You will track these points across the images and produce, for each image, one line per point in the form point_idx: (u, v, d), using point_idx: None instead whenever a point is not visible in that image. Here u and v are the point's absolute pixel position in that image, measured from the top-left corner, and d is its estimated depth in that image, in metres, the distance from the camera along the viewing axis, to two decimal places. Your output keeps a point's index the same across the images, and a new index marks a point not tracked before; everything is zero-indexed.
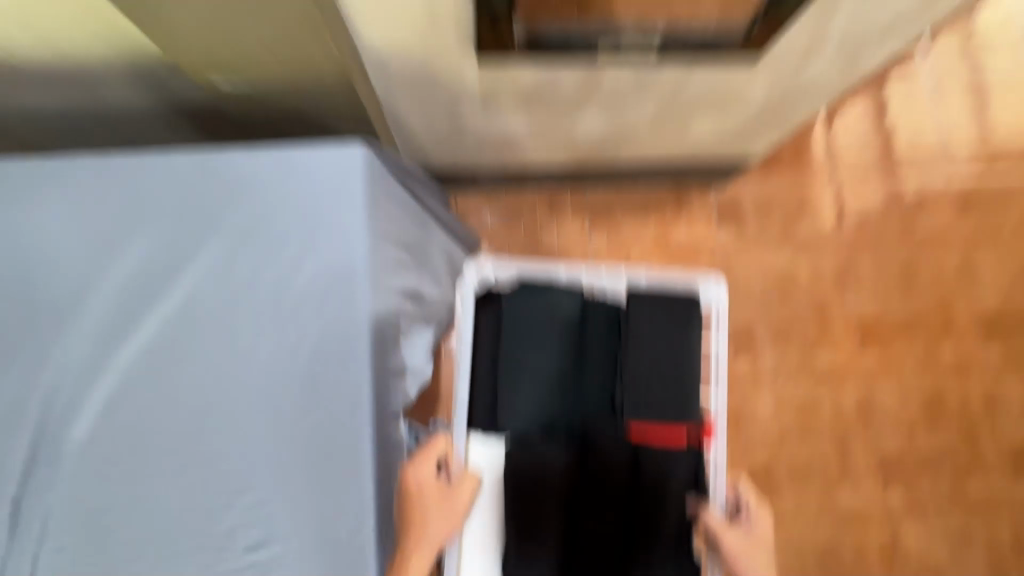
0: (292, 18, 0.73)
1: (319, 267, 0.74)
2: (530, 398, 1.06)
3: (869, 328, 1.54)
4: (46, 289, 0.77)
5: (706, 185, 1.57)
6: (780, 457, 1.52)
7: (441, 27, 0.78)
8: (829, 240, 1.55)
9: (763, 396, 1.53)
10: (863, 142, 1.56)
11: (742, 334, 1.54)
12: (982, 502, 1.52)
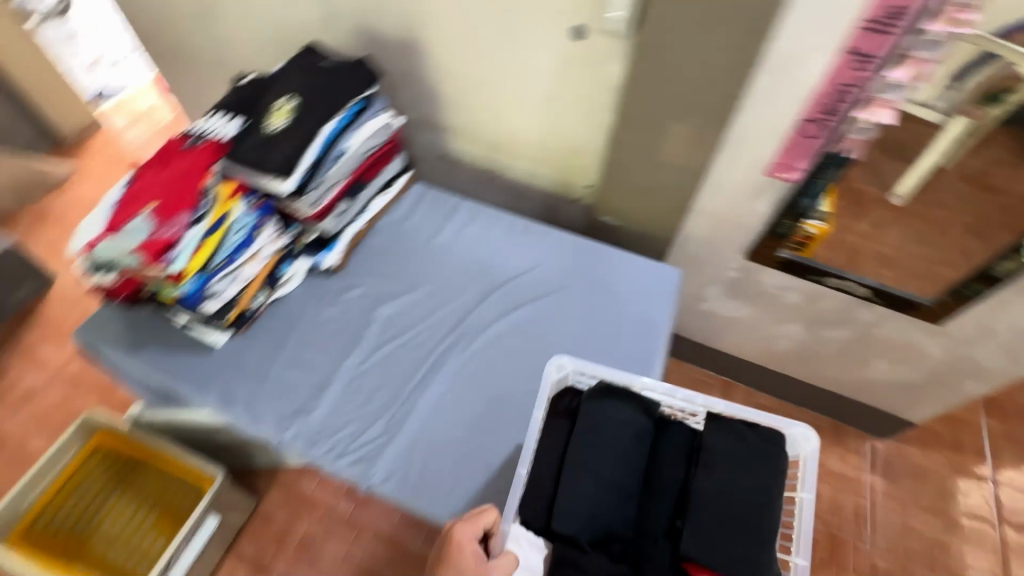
0: (717, 174, 1.10)
1: (637, 329, 1.06)
2: (584, 506, 0.79)
3: (991, 507, 1.48)
4: (453, 292, 1.10)
5: (865, 434, 1.58)
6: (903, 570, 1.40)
7: (682, 178, 1.09)
8: (952, 431, 1.59)
9: (893, 511, 1.47)
10: (1018, 504, 1.49)
11: (891, 464, 1.54)
12: None
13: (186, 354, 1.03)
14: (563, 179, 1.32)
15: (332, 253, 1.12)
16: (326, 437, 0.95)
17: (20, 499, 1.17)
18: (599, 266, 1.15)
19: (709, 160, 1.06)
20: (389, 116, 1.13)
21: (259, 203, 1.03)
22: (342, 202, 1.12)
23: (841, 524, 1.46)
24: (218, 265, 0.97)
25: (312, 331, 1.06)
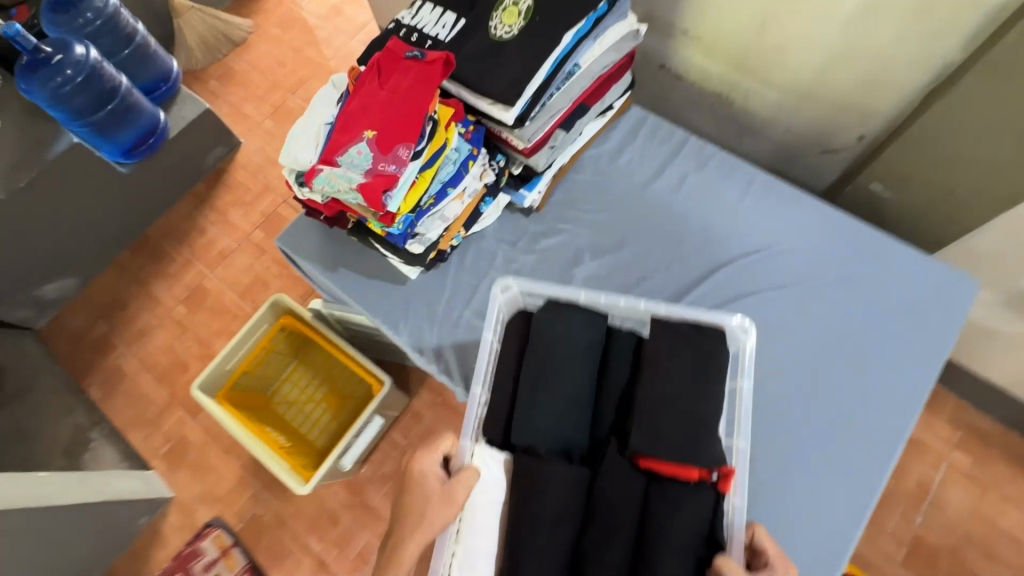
0: (847, 125, 1.24)
1: (909, 358, 1.05)
2: (549, 420, 0.95)
3: None
4: (656, 239, 1.19)
5: (958, 422, 1.74)
6: (950, 554, 1.61)
7: (963, 17, 0.94)
8: None
9: (968, 496, 1.66)
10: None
11: (967, 468, 1.69)
12: None
13: (383, 282, 1.18)
14: (705, 79, 1.41)
15: (533, 193, 1.17)
16: None
17: (232, 357, 1.72)
18: (853, 255, 1.14)
19: None
20: (632, 24, 1.08)
21: (469, 133, 1.02)
22: (562, 132, 1.11)
23: (895, 489, 1.69)
24: (429, 203, 1.00)
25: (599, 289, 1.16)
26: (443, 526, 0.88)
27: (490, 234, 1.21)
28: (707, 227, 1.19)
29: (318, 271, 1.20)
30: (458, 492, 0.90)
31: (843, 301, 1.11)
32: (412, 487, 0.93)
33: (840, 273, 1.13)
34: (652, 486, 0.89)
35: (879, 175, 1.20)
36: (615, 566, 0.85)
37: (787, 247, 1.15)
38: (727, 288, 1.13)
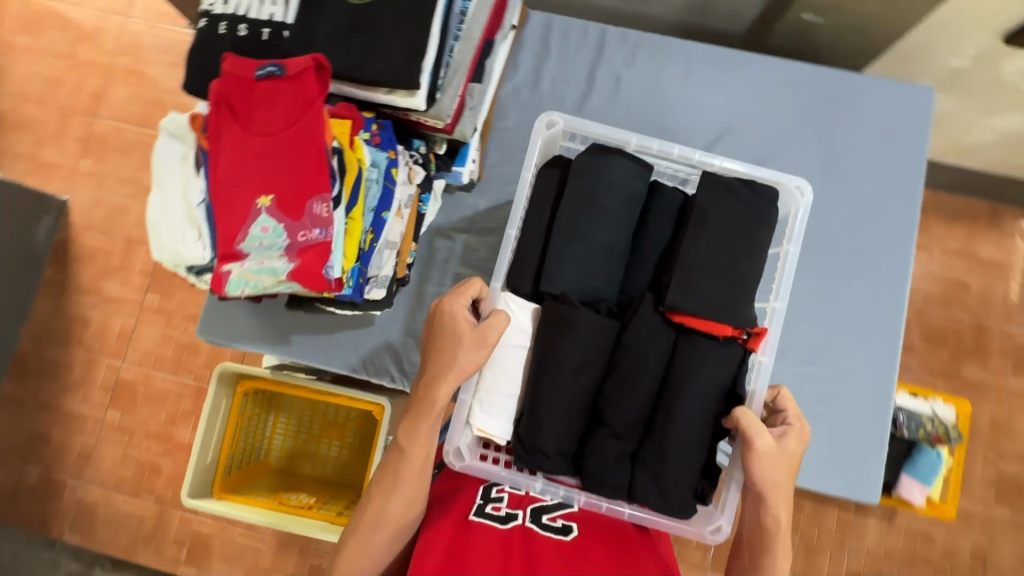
0: None
1: (899, 197, 1.02)
2: (582, 266, 0.88)
3: (997, 262, 1.84)
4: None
5: None
6: (917, 319, 1.82)
7: None
8: (981, 208, 1.86)
9: (919, 264, 1.85)
10: (970, 202, 1.86)
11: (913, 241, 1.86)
12: None
13: (350, 331, 1.01)
14: None
15: (467, 165, 0.99)
16: None
17: (208, 450, 1.50)
18: (820, 105, 1.04)
19: None
20: None
21: (376, 136, 0.81)
22: (476, 86, 0.91)
23: None
24: (369, 239, 0.81)
25: None
26: (473, 369, 0.82)
27: (441, 230, 1.04)
28: (655, 128, 1.07)
29: (271, 350, 1.01)
30: (490, 334, 0.82)
31: (821, 159, 1.04)
32: (436, 329, 0.83)
33: (812, 129, 1.04)
34: (680, 340, 0.85)
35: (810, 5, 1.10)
36: (637, 407, 0.84)
37: (742, 117, 1.06)
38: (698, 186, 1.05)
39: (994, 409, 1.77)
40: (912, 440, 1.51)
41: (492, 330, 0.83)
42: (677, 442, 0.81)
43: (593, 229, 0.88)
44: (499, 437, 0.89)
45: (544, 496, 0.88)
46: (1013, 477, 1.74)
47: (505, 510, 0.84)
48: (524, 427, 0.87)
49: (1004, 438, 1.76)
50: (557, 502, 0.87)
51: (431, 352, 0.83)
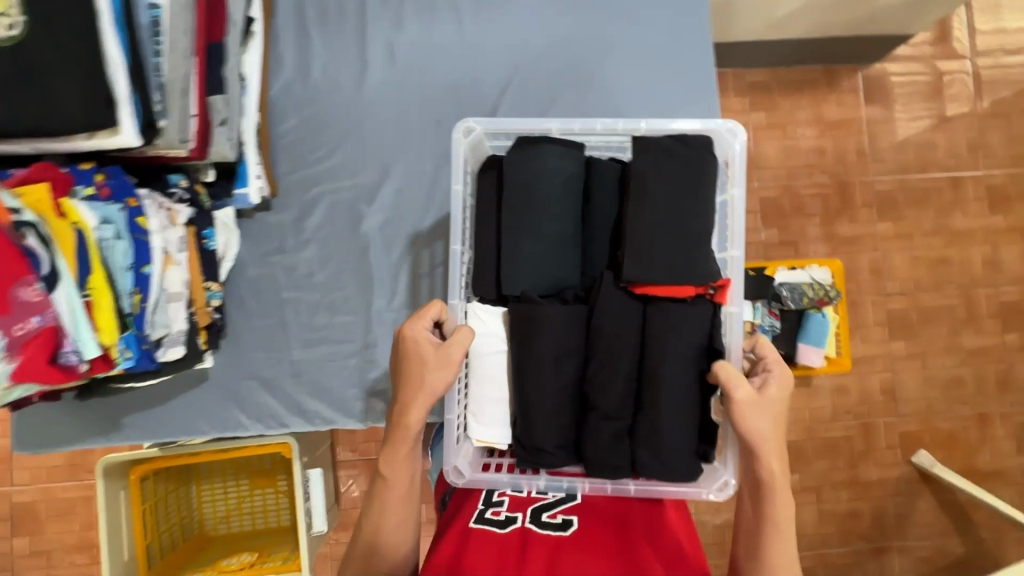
0: None
1: (699, 93, 1.00)
2: (537, 263, 0.82)
3: (843, 120, 1.92)
4: (415, 134, 0.99)
5: (742, 88, 1.90)
6: (787, 194, 1.89)
7: None
8: (817, 72, 1.91)
9: (776, 142, 1.90)
10: (806, 70, 1.91)
11: (765, 121, 1.90)
12: (958, 235, 1.91)
13: (186, 394, 0.93)
14: None
15: (252, 183, 0.90)
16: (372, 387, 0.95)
17: (121, 548, 1.41)
18: (601, 21, 1.01)
19: None
20: None
21: (103, 187, 0.71)
22: (218, 98, 0.81)
23: None
24: (137, 301, 0.72)
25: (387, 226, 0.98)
26: (444, 387, 0.79)
27: (251, 259, 0.96)
28: (442, 83, 1.00)
29: (106, 441, 0.92)
30: (455, 353, 0.78)
31: (617, 76, 1.01)
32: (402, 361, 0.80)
33: (600, 48, 1.01)
34: (650, 309, 0.80)
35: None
36: (620, 387, 0.79)
37: (525, 48, 1.00)
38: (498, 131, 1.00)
39: (871, 257, 1.89)
40: (799, 310, 1.59)
41: (456, 351, 0.78)
42: (669, 408, 0.77)
43: (533, 221, 0.81)
44: (500, 443, 0.86)
45: (545, 496, 0.85)
46: (901, 313, 1.88)
47: (504, 515, 0.80)
48: (521, 428, 0.82)
49: (885, 280, 1.89)
50: (559, 498, 0.84)
51: (400, 378, 0.81)
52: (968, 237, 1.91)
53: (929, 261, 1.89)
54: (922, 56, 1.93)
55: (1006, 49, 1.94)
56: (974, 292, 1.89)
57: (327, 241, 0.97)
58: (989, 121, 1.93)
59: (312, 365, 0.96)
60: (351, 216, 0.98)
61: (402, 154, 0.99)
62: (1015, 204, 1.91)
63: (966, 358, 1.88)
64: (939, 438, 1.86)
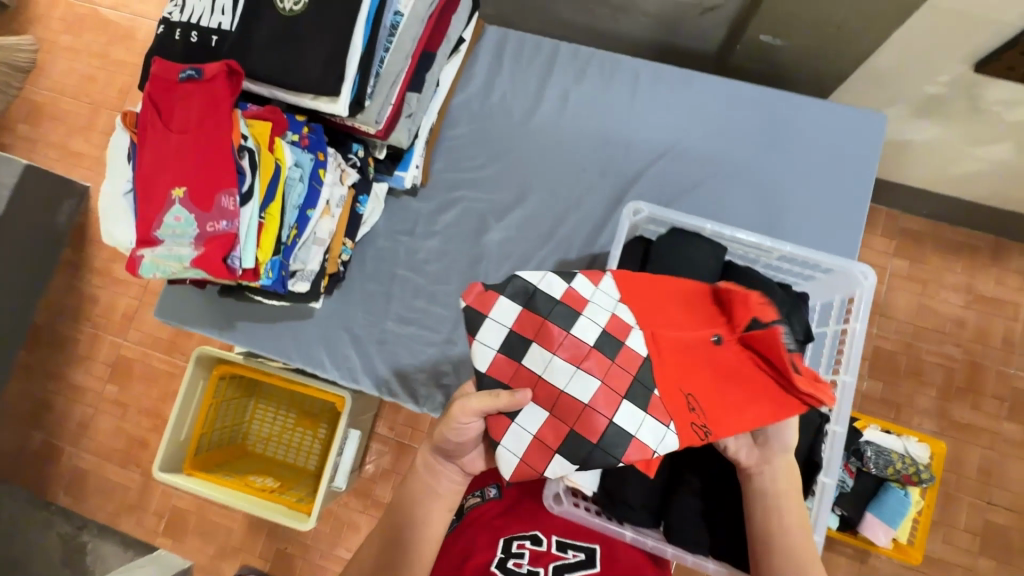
0: None
1: (838, 224, 1.00)
2: None
3: (998, 300, 1.75)
4: (557, 174, 1.08)
5: (892, 231, 1.79)
6: (906, 353, 1.74)
7: None
8: (985, 240, 1.77)
9: (912, 296, 1.77)
10: (971, 234, 1.77)
11: (907, 270, 1.78)
12: None
13: (290, 322, 1.07)
14: None
15: (410, 171, 1.03)
16: (439, 379, 1.02)
17: (182, 426, 1.59)
18: (765, 128, 1.05)
19: None
20: None
21: (305, 138, 0.86)
22: (413, 95, 0.95)
23: None
24: (292, 234, 0.86)
25: (504, 244, 1.06)
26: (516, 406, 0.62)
27: (383, 232, 1.08)
28: (597, 136, 1.08)
29: (216, 333, 1.07)
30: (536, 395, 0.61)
31: (763, 183, 1.03)
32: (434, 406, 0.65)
33: (757, 152, 1.04)
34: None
35: (766, 25, 1.09)
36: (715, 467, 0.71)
37: (684, 129, 1.06)
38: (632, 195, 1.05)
39: (983, 455, 1.67)
40: (880, 477, 1.44)
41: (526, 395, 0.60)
42: None
43: None
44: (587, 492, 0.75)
45: (565, 553, 0.71)
46: (999, 529, 1.63)
47: (524, 568, 0.69)
48: (613, 477, 0.74)
49: (993, 486, 1.66)
50: (581, 559, 0.70)
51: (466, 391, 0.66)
52: None
53: None
54: None
55: None
56: None
57: (451, 239, 1.08)
58: None
59: (397, 334, 1.05)
60: (477, 225, 1.08)
61: (539, 185, 1.08)
62: None
63: None
64: None
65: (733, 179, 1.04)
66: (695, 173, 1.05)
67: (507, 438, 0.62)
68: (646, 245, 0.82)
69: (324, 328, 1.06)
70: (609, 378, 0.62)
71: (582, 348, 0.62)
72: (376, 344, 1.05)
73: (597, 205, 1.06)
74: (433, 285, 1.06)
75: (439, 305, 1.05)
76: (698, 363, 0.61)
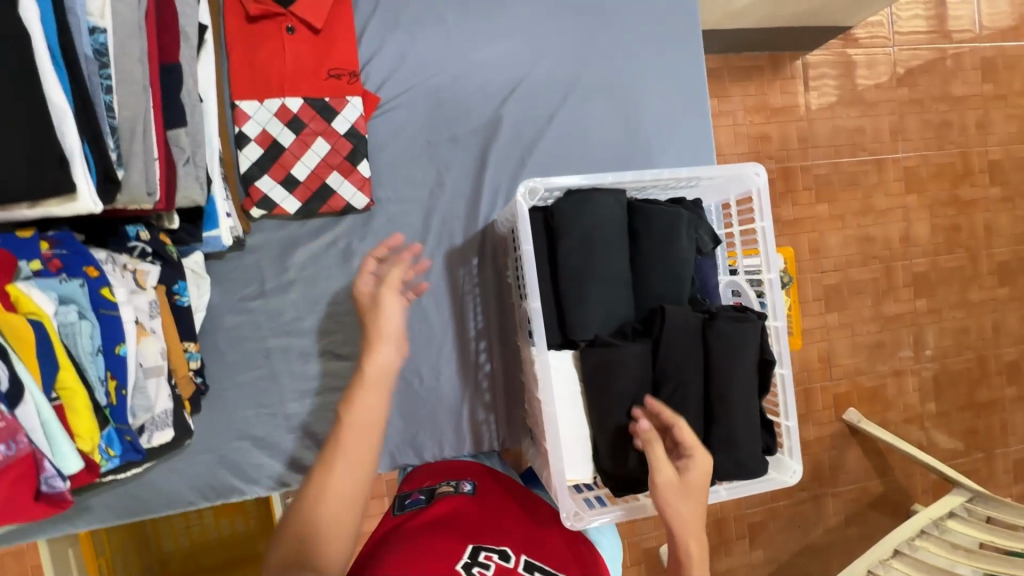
0: None
1: (687, 110, 0.99)
2: (606, 307, 0.72)
3: (787, 107, 2.00)
4: (401, 160, 0.90)
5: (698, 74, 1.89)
6: None
7: None
8: (764, 60, 1.98)
9: (728, 129, 1.96)
10: (753, 57, 1.97)
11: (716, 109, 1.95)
12: (880, 214, 2.06)
13: (165, 463, 0.83)
14: None
15: (223, 225, 0.78)
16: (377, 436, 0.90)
17: None
18: (596, 33, 0.96)
19: None
20: None
21: (53, 259, 0.58)
22: (179, 133, 0.69)
23: None
24: (113, 388, 0.62)
25: None
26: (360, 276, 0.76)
27: (224, 306, 0.85)
28: (427, 98, 0.91)
29: (70, 527, 0.81)
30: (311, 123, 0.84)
31: (611, 94, 0.97)
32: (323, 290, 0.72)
33: (596, 62, 0.96)
34: (709, 328, 0.73)
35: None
36: (695, 407, 0.72)
37: (515, 59, 0.94)
38: (491, 153, 0.93)
39: (810, 238, 2.02)
40: None
41: (309, 136, 0.84)
42: (745, 426, 0.72)
43: (584, 265, 0.72)
44: (586, 479, 0.74)
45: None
46: (836, 290, 2.02)
47: None
48: (606, 459, 0.73)
49: (821, 258, 2.03)
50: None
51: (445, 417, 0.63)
52: (890, 215, 2.07)
53: (857, 240, 2.05)
54: (857, 40, 2.03)
55: (923, 37, 2.07)
56: (895, 268, 2.07)
57: (316, 281, 0.88)
58: (910, 105, 2.07)
59: (304, 413, 0.88)
60: (339, 253, 0.89)
61: (387, 179, 0.90)
62: (926, 184, 2.08)
63: (884, 325, 2.06)
64: (864, 396, 2.03)
65: (584, 99, 0.96)
66: (545, 105, 0.95)
67: (346, 110, 0.85)
68: (545, 217, 0.73)
69: (213, 451, 0.85)
70: (313, 89, 0.84)
71: (287, 109, 0.83)
72: (289, 437, 0.87)
73: (460, 178, 0.93)
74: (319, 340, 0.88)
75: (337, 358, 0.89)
76: (321, 47, 0.84)
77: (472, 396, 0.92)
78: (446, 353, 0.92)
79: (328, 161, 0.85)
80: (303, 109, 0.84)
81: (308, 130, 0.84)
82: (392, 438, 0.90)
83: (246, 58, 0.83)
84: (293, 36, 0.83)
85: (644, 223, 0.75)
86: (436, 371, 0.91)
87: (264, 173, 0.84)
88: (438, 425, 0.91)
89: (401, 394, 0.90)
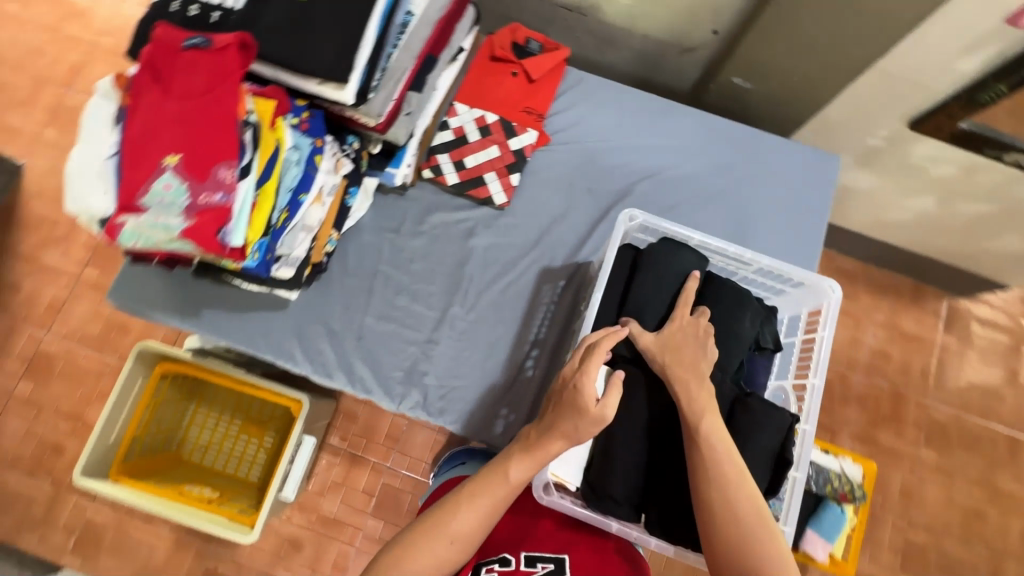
0: (700, 21, 1.21)
1: (795, 250, 1.09)
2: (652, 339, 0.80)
3: (919, 337, 1.92)
4: (544, 186, 1.11)
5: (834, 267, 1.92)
6: (842, 383, 1.86)
7: None
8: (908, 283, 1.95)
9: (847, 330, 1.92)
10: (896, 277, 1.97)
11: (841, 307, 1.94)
12: (1000, 495, 1.79)
13: (262, 312, 1.02)
14: None
15: (402, 168, 1.03)
16: (414, 380, 1.01)
17: (111, 429, 1.46)
18: (739, 162, 1.13)
19: (880, 5, 0.95)
20: None
21: (305, 122, 0.85)
22: (414, 95, 0.96)
23: None
24: (283, 217, 0.83)
25: (490, 248, 1.07)
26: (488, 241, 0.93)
27: (367, 226, 1.07)
28: (585, 153, 1.13)
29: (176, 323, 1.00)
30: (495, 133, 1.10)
31: (731, 212, 1.11)
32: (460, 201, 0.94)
33: (729, 182, 1.13)
34: (738, 403, 0.76)
35: (739, 69, 1.20)
36: None
37: (664, 155, 1.14)
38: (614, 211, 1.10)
39: (904, 479, 1.80)
40: (819, 495, 1.54)
41: (489, 140, 1.10)
42: None
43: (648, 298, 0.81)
44: (572, 485, 0.78)
45: (534, 567, 0.85)
46: (920, 552, 1.74)
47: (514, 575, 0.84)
48: (594, 470, 0.77)
49: (913, 508, 1.78)
50: (549, 570, 0.84)
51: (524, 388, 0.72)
52: (1012, 501, 1.78)
53: (963, 509, 1.78)
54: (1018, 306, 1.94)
55: None
56: (1003, 565, 1.73)
57: (438, 240, 1.07)
58: None
59: (373, 332, 1.03)
60: (465, 229, 1.08)
61: (526, 195, 1.10)
62: None
63: None
64: None
65: (707, 205, 1.12)
66: (673, 196, 1.12)
67: (523, 135, 1.10)
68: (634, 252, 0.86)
69: (297, 323, 1.02)
70: (508, 114, 1.11)
71: (484, 119, 1.11)
72: (352, 343, 1.02)
73: (581, 218, 1.10)
74: (415, 284, 1.05)
75: (420, 304, 1.05)
76: (528, 91, 1.12)
77: (503, 389, 1.00)
78: (501, 343, 1.03)
79: (492, 162, 1.09)
80: (495, 124, 1.11)
81: (490, 136, 1.10)
82: (424, 388, 1.00)
83: (476, 80, 1.14)
84: (513, 77, 1.13)
85: (714, 292, 0.84)
86: (486, 353, 1.02)
87: (445, 152, 1.09)
88: (464, 398, 1.00)
89: (450, 356, 1.02)
